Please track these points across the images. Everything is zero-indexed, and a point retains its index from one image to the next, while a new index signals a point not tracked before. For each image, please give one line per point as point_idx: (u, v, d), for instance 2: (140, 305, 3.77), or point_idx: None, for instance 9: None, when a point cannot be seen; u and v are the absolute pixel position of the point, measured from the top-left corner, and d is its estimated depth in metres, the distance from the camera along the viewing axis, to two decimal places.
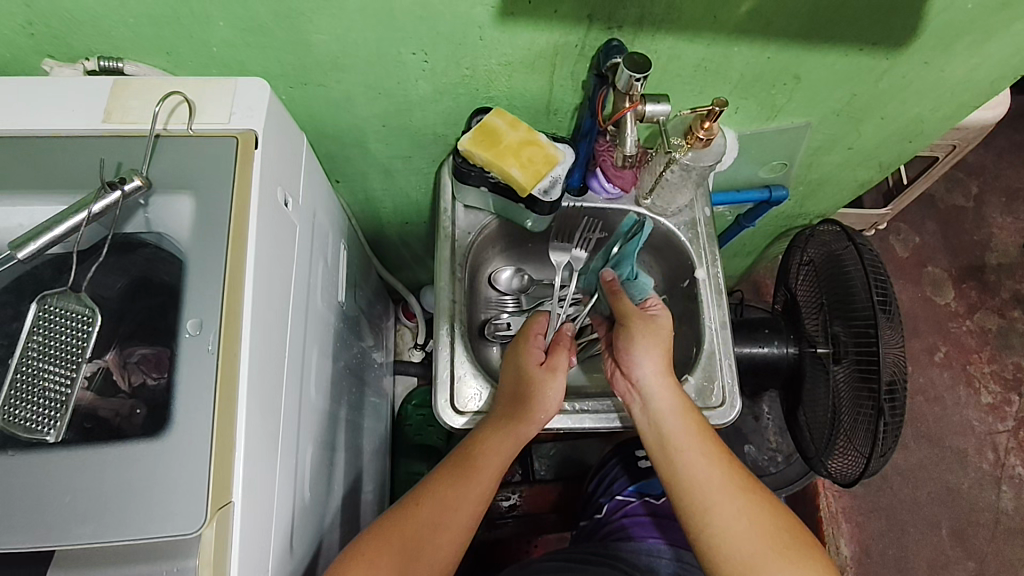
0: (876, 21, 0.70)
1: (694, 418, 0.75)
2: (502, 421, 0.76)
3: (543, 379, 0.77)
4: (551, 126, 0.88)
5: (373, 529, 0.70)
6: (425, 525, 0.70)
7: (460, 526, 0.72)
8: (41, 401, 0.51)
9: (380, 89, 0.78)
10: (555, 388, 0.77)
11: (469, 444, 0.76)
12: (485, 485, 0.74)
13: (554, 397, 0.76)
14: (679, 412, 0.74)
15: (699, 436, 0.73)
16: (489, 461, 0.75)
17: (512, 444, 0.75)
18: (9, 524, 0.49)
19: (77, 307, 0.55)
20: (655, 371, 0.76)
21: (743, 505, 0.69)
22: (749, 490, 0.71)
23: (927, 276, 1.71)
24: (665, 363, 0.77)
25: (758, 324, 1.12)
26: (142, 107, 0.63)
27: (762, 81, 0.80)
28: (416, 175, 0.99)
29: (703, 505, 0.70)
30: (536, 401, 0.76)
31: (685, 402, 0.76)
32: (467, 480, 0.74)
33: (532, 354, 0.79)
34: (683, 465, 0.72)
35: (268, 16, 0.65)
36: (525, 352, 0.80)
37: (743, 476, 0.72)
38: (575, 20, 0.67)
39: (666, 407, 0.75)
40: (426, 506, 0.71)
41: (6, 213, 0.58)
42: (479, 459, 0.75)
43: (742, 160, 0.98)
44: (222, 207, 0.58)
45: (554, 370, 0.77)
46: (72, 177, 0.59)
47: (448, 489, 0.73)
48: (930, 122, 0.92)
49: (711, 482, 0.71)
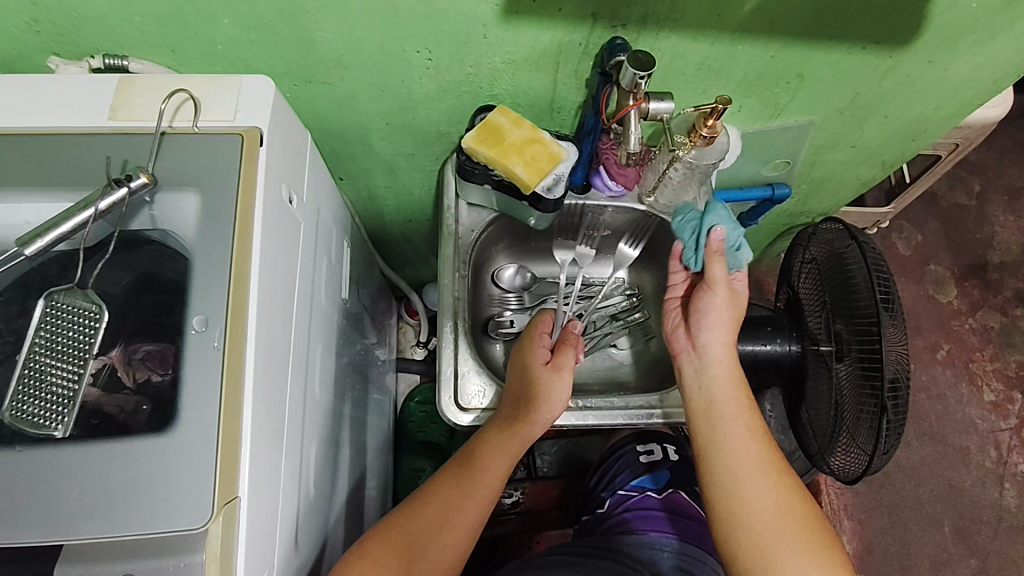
0: (880, 20, 0.70)
1: (746, 392, 0.77)
2: (510, 418, 0.77)
3: (547, 380, 0.77)
4: (554, 124, 0.88)
5: (379, 526, 0.70)
6: (435, 518, 0.71)
7: (467, 522, 0.72)
8: (48, 398, 0.51)
9: (384, 87, 0.78)
10: (563, 382, 0.78)
11: (475, 444, 0.78)
12: (488, 486, 0.75)
13: (560, 398, 0.77)
14: (732, 382, 0.76)
15: (746, 409, 0.75)
16: (499, 456, 0.76)
17: (512, 444, 0.76)
18: (18, 519, 0.49)
19: (84, 303, 0.55)
20: (721, 338, 0.77)
21: (775, 483, 0.70)
22: (782, 470, 0.72)
23: (930, 274, 1.71)
24: (732, 333, 0.78)
25: (761, 321, 1.12)
26: (147, 104, 0.63)
27: (766, 79, 0.80)
28: (419, 172, 0.99)
29: (740, 474, 0.71)
30: (545, 393, 0.77)
31: (738, 376, 0.77)
32: (476, 475, 0.75)
33: (536, 354, 0.80)
34: (728, 431, 0.74)
35: (273, 14, 0.65)
36: (530, 351, 0.80)
37: (777, 456, 0.73)
38: (579, 18, 0.68)
39: (722, 376, 0.76)
40: (447, 495, 0.73)
41: (13, 210, 0.58)
42: (485, 459, 0.76)
43: (745, 158, 0.98)
44: (227, 204, 0.59)
45: (557, 372, 0.78)
46: (78, 175, 0.59)
47: (463, 480, 0.75)
48: (934, 120, 0.92)
49: (750, 456, 0.72)
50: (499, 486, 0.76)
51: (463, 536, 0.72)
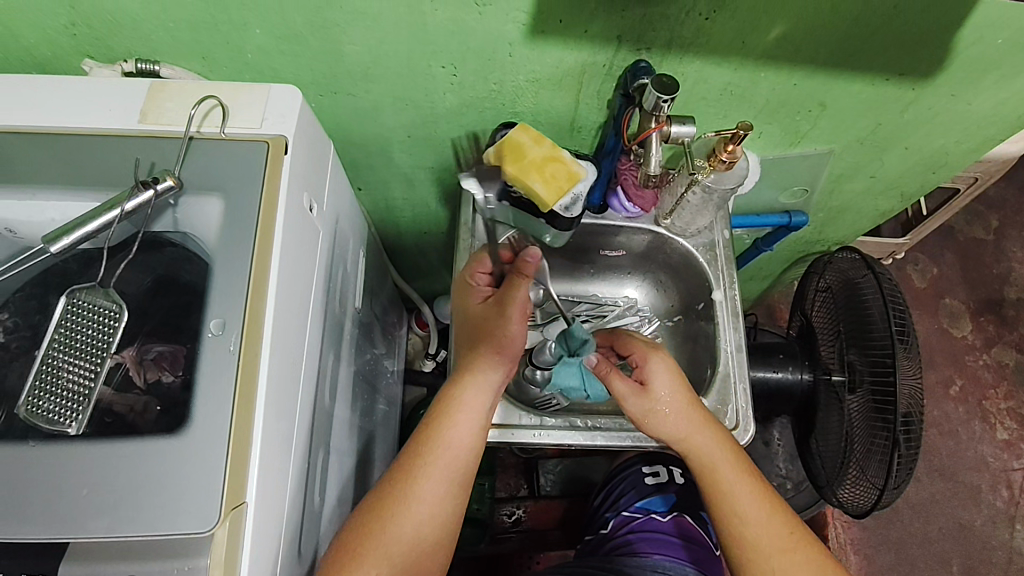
0: (904, 51, 0.70)
1: (736, 463, 0.75)
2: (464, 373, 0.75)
3: (497, 322, 0.75)
4: (574, 143, 0.89)
5: (359, 519, 0.68)
6: (414, 507, 0.68)
7: (446, 487, 0.70)
8: (63, 394, 0.52)
9: (408, 101, 0.79)
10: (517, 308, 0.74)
11: (446, 401, 0.74)
12: (464, 444, 0.72)
13: (515, 331, 0.75)
14: (720, 459, 0.74)
15: (742, 483, 0.74)
16: (471, 410, 0.73)
17: (492, 387, 0.75)
18: (27, 515, 0.49)
19: (105, 303, 0.56)
20: (677, 424, 0.76)
21: (803, 560, 0.70)
22: (795, 546, 0.71)
23: (945, 308, 1.69)
24: (688, 412, 0.76)
25: (772, 348, 1.11)
26: (176, 109, 0.64)
27: (787, 107, 0.80)
28: (437, 186, 1.00)
29: (752, 557, 0.70)
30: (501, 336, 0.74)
31: (727, 449, 0.75)
32: (445, 431, 0.72)
33: (474, 297, 0.79)
34: (732, 511, 0.73)
35: (304, 26, 0.66)
36: (468, 297, 0.79)
37: (790, 528, 0.72)
38: (604, 40, 0.68)
39: (707, 454, 0.75)
40: (430, 476, 0.70)
41: (40, 208, 0.60)
42: (452, 423, 0.72)
43: (762, 185, 0.98)
44: (250, 211, 0.59)
45: (506, 318, 0.74)
46: (105, 176, 0.61)
47: (434, 450, 0.71)
48: (954, 155, 0.92)
49: (759, 533, 0.71)
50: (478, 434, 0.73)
51: (443, 508, 0.70)
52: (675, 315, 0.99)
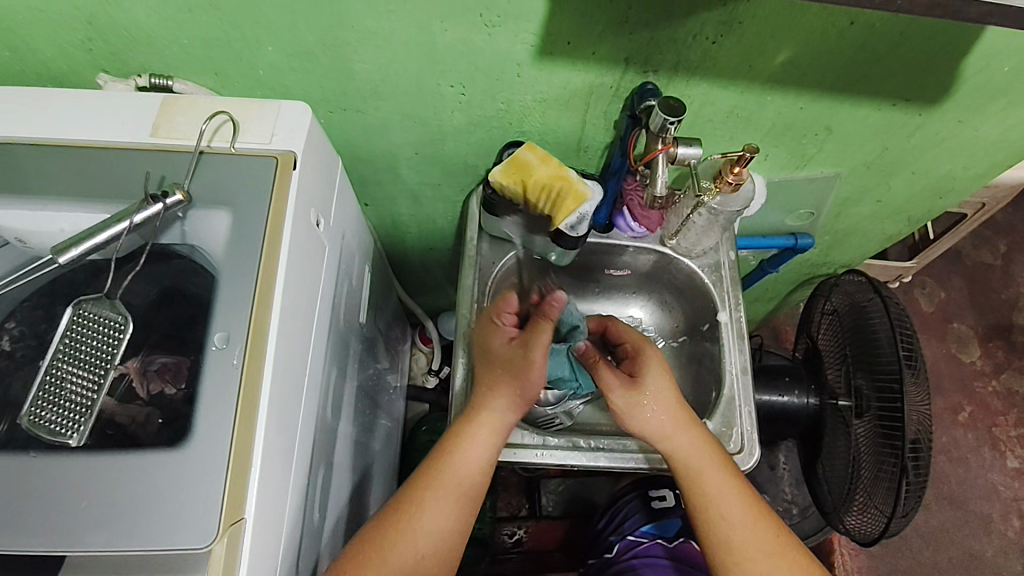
0: (910, 77, 0.71)
1: (721, 462, 0.73)
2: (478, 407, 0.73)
3: (522, 364, 0.73)
4: (581, 163, 0.89)
5: (358, 545, 0.67)
6: (416, 537, 0.68)
7: (449, 518, 0.69)
8: (66, 405, 0.52)
9: (416, 118, 0.80)
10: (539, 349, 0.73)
11: (454, 433, 0.73)
12: (473, 476, 0.71)
13: (536, 374, 0.73)
14: (706, 459, 0.73)
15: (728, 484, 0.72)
16: (481, 443, 0.72)
17: (504, 423, 0.74)
18: (25, 527, 0.49)
19: (111, 314, 0.56)
20: (662, 419, 0.75)
21: (788, 568, 0.70)
22: (781, 552, 0.71)
23: (953, 332, 1.68)
24: (673, 409, 0.75)
25: (777, 371, 1.10)
26: (187, 123, 0.65)
27: (794, 130, 0.80)
28: (443, 202, 1.01)
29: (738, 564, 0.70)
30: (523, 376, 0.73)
31: (712, 449, 0.74)
32: (454, 462, 0.71)
33: (498, 335, 0.76)
34: (717, 513, 0.72)
35: (315, 43, 0.67)
36: (492, 335, 0.76)
37: (775, 533, 0.72)
38: (612, 62, 0.69)
39: (692, 450, 0.73)
40: (435, 504, 0.69)
41: (49, 218, 0.61)
42: (460, 456, 0.71)
43: (768, 207, 0.98)
44: (257, 225, 0.60)
45: (530, 361, 0.72)
46: (115, 189, 0.61)
47: (440, 479, 0.70)
48: (962, 180, 0.92)
49: (746, 539, 0.71)
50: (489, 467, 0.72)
51: (447, 539, 0.69)
52: (679, 335, 0.99)
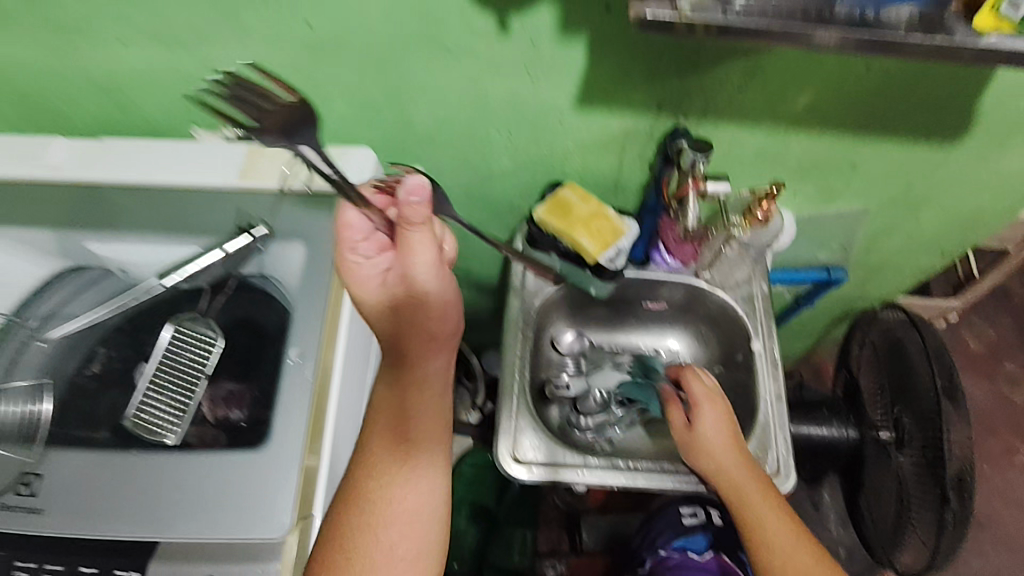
0: (928, 117, 0.75)
1: (778, 506, 0.76)
2: (404, 391, 0.67)
3: (409, 291, 0.63)
4: (618, 201, 0.95)
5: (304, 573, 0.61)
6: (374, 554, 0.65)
7: (407, 525, 0.67)
8: (165, 409, 0.60)
9: (466, 162, 0.88)
10: (421, 268, 0.60)
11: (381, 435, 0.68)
12: (419, 472, 0.68)
13: (424, 256, 0.60)
14: (764, 501, 0.76)
15: (785, 527, 0.75)
16: (421, 441, 0.68)
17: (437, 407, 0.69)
18: (125, 516, 0.56)
19: (204, 331, 0.64)
20: (723, 457, 0.78)
21: None
22: None
23: (1003, 372, 1.64)
24: (734, 450, 0.79)
25: (816, 406, 1.14)
26: (269, 166, 0.73)
27: (820, 167, 0.85)
28: (490, 241, 1.08)
29: None
30: (430, 324, 0.65)
31: (769, 492, 0.77)
32: (394, 470, 0.67)
33: (360, 266, 0.62)
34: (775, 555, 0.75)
35: (380, 97, 0.76)
36: (353, 271, 0.62)
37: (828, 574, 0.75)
38: (645, 109, 0.75)
39: (752, 493, 0.76)
40: (392, 513, 0.66)
41: (154, 251, 0.71)
42: (398, 457, 0.67)
43: (800, 242, 1.02)
44: (328, 256, 0.67)
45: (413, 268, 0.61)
46: (207, 224, 0.71)
47: (384, 493, 0.66)
48: (992, 213, 0.94)
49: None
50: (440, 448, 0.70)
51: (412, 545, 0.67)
52: (716, 365, 1.01)
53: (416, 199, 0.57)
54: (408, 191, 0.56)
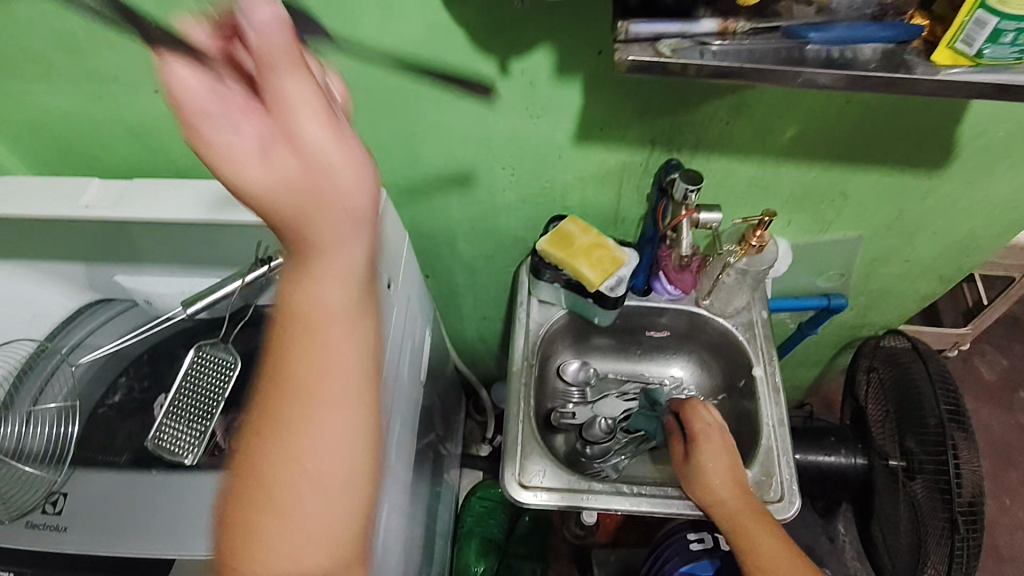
0: (912, 146, 0.78)
1: (776, 535, 0.77)
2: (303, 321, 0.40)
3: (290, 163, 0.34)
4: (619, 233, 0.99)
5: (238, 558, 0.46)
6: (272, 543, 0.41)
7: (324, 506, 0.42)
8: (185, 431, 0.65)
9: (472, 198, 0.92)
10: (312, 129, 0.33)
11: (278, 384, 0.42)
12: (330, 429, 0.42)
13: (314, 131, 0.34)
14: (762, 528, 0.77)
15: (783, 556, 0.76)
16: (325, 386, 0.41)
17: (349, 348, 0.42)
18: (147, 535, 0.60)
19: (224, 357, 0.69)
20: (720, 483, 0.80)
21: None
22: None
23: (1019, 401, 1.62)
24: (732, 478, 0.80)
25: (823, 432, 1.14)
26: None
27: (811, 197, 0.88)
28: (496, 273, 1.11)
29: None
30: (327, 206, 0.35)
31: (767, 522, 0.78)
32: (297, 433, 0.41)
33: (200, 129, 0.32)
34: None
35: (390, 137, 0.81)
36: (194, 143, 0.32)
37: None
38: (639, 144, 0.79)
39: (750, 521, 0.77)
40: (296, 489, 0.42)
41: (179, 282, 0.74)
42: (297, 416, 0.41)
43: (798, 271, 1.04)
44: None
45: (296, 130, 0.33)
46: (229, 256, 0.74)
47: (286, 466, 0.41)
48: (986, 239, 0.96)
49: None
50: (365, 411, 0.43)
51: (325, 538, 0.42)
52: (720, 393, 1.03)
53: (271, 35, 0.30)
54: (251, 25, 0.29)
